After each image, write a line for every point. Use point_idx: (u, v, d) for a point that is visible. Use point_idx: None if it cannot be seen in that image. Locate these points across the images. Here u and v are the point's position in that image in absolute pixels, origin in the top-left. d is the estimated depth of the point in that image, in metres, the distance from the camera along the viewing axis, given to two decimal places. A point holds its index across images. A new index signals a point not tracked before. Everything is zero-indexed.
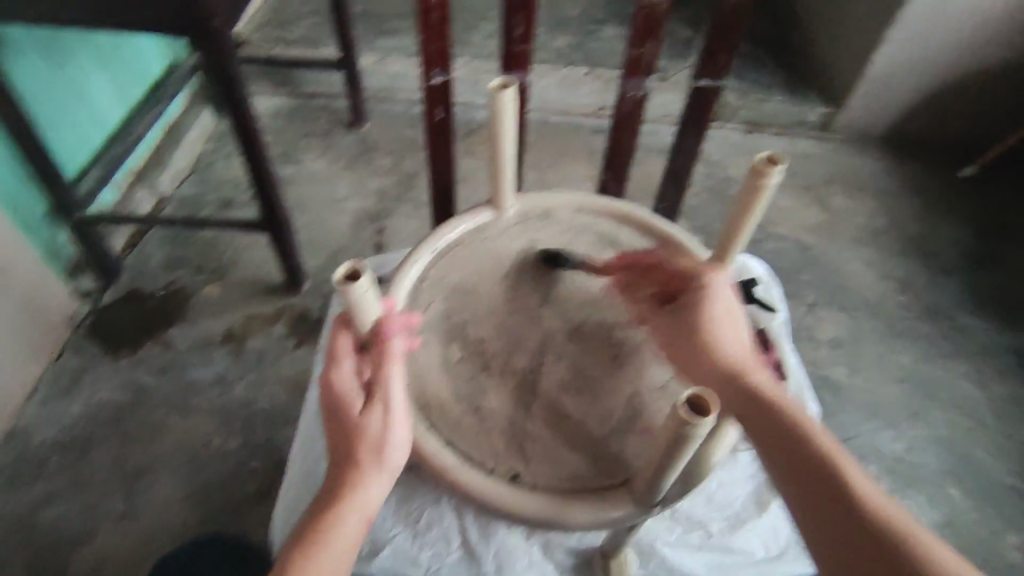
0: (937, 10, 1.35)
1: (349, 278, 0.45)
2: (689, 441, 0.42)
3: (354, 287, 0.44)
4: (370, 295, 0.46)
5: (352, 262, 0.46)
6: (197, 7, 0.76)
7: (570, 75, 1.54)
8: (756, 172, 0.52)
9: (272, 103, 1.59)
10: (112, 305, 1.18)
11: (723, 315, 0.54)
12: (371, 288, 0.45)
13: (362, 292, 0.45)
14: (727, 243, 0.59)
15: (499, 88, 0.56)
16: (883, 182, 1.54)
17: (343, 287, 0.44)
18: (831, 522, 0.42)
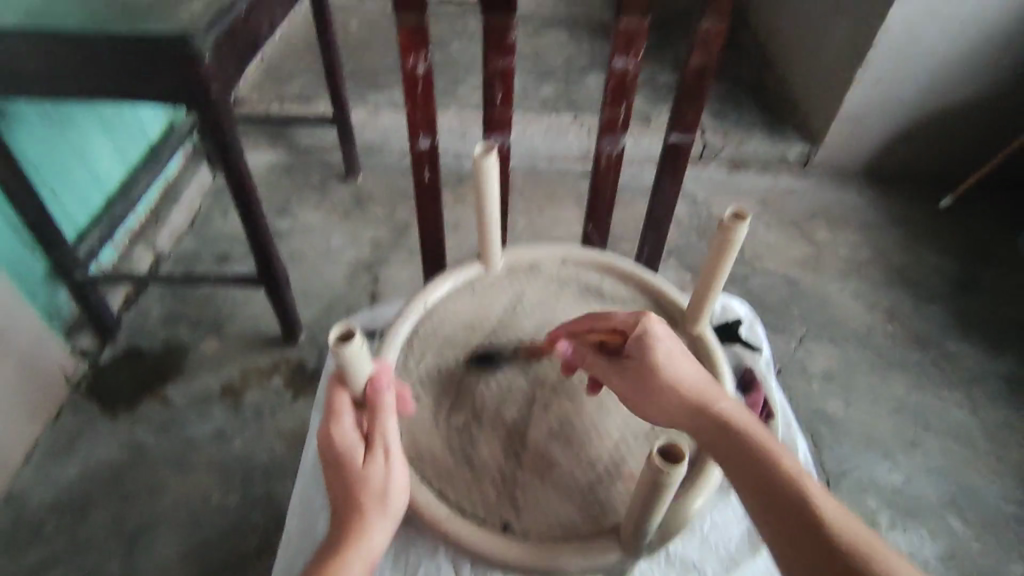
0: (902, 53, 1.42)
1: (342, 340, 0.46)
2: (664, 489, 0.44)
3: (348, 347, 0.45)
4: (362, 354, 0.46)
5: (343, 323, 0.47)
6: (197, 79, 0.81)
7: (556, 122, 1.59)
8: (728, 228, 0.55)
9: (267, 159, 1.64)
10: (110, 363, 1.19)
11: (675, 354, 0.53)
12: (363, 346, 0.46)
13: (355, 353, 0.45)
14: (703, 293, 0.61)
15: (479, 155, 0.57)
16: (863, 215, 1.59)
17: (337, 349, 0.44)
18: (793, 532, 0.43)
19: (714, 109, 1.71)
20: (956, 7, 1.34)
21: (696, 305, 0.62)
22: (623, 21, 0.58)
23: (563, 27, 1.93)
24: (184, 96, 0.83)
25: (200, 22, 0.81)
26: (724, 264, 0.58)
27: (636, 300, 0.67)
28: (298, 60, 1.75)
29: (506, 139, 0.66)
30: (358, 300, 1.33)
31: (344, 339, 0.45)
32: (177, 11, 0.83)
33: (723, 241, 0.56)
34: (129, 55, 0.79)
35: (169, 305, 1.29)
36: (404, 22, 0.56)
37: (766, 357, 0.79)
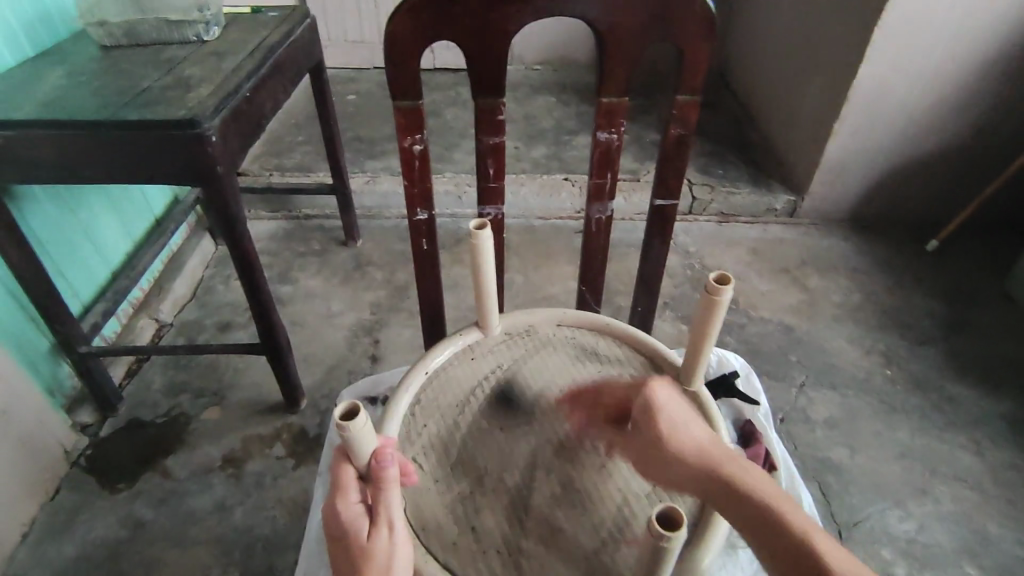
0: (875, 106, 1.49)
1: (348, 416, 0.45)
2: (665, 554, 0.44)
3: (354, 425, 0.44)
4: (368, 431, 0.46)
5: (348, 400, 0.46)
6: (204, 159, 0.85)
7: (549, 182, 1.65)
8: (713, 292, 0.56)
9: (269, 227, 1.69)
10: (111, 436, 1.19)
11: (680, 417, 0.53)
12: (368, 422, 0.45)
13: (360, 430, 0.45)
14: (695, 352, 0.62)
15: (475, 228, 0.60)
16: (852, 261, 1.62)
17: (342, 428, 0.44)
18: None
19: (700, 165, 1.79)
20: (922, 63, 1.42)
21: (690, 364, 0.63)
22: (606, 97, 0.62)
23: (551, 93, 2.03)
24: (190, 175, 0.87)
25: (207, 107, 0.86)
26: (713, 324, 0.59)
27: (631, 359, 0.68)
28: (299, 134, 1.84)
29: (500, 209, 0.69)
30: (358, 362, 1.34)
31: (349, 417, 0.45)
32: (187, 97, 0.88)
33: (710, 301, 0.57)
34: (140, 140, 0.84)
35: (172, 375, 1.30)
36: (401, 105, 0.59)
37: (764, 409, 0.81)
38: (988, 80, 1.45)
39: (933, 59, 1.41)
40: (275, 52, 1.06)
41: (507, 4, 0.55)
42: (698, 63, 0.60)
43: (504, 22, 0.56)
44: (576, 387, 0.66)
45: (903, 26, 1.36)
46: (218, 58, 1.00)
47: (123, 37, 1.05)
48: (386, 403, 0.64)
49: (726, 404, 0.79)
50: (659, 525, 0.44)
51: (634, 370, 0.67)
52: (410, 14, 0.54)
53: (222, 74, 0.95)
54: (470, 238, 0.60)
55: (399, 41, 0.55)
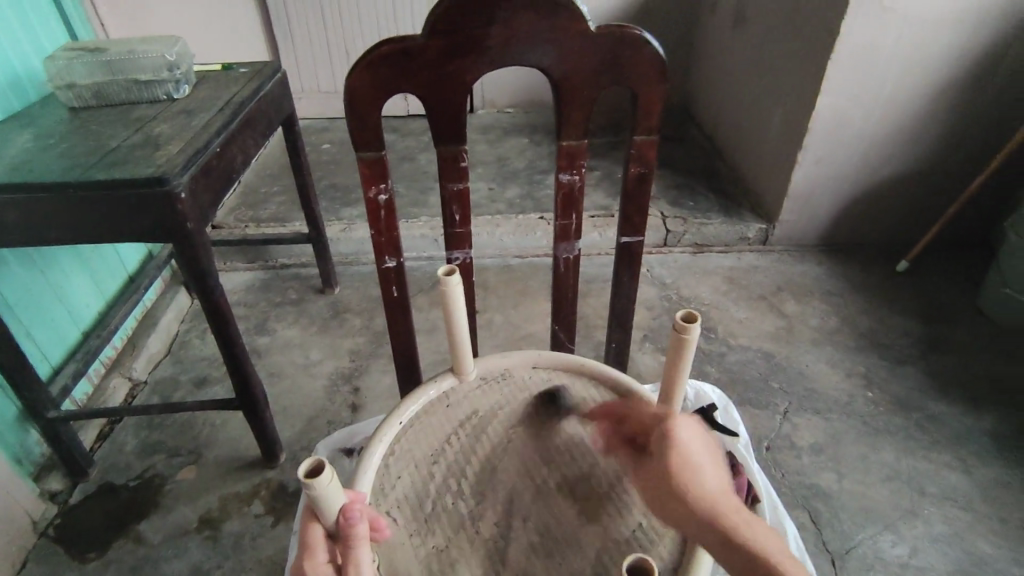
0: (836, 135, 1.55)
1: (313, 474, 0.44)
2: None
3: (318, 484, 0.43)
4: (334, 487, 0.45)
5: (315, 456, 0.46)
6: (174, 216, 0.85)
7: (524, 221, 1.67)
8: (681, 331, 0.56)
9: (245, 278, 1.67)
10: (81, 503, 1.14)
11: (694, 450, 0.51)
12: (333, 479, 0.44)
13: (325, 487, 0.44)
14: (668, 391, 0.62)
15: (443, 275, 0.60)
16: (825, 285, 1.64)
17: (305, 486, 0.43)
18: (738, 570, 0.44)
19: (671, 199, 1.83)
20: (875, 92, 1.48)
21: (664, 402, 0.62)
22: (565, 140, 0.63)
23: (523, 134, 2.07)
24: (160, 232, 0.87)
25: (176, 164, 0.87)
26: (683, 363, 0.59)
27: (608, 401, 0.68)
28: (274, 185, 1.85)
29: (468, 254, 0.69)
30: (337, 412, 1.31)
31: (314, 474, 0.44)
32: (156, 156, 0.89)
33: (679, 340, 0.57)
34: (107, 200, 0.83)
35: (146, 435, 1.27)
36: (364, 157, 0.60)
37: (744, 439, 0.81)
38: (939, 107, 1.51)
39: (885, 89, 1.48)
40: (244, 107, 1.07)
41: (463, 55, 0.56)
42: (651, 105, 0.62)
43: (461, 73, 0.57)
44: (553, 431, 0.65)
45: (854, 58, 1.42)
46: (187, 116, 1.01)
47: (92, 98, 1.06)
48: (359, 457, 0.63)
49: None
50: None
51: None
52: (369, 68, 0.55)
53: (191, 131, 0.96)
54: (439, 285, 0.60)
55: (359, 96, 0.56)
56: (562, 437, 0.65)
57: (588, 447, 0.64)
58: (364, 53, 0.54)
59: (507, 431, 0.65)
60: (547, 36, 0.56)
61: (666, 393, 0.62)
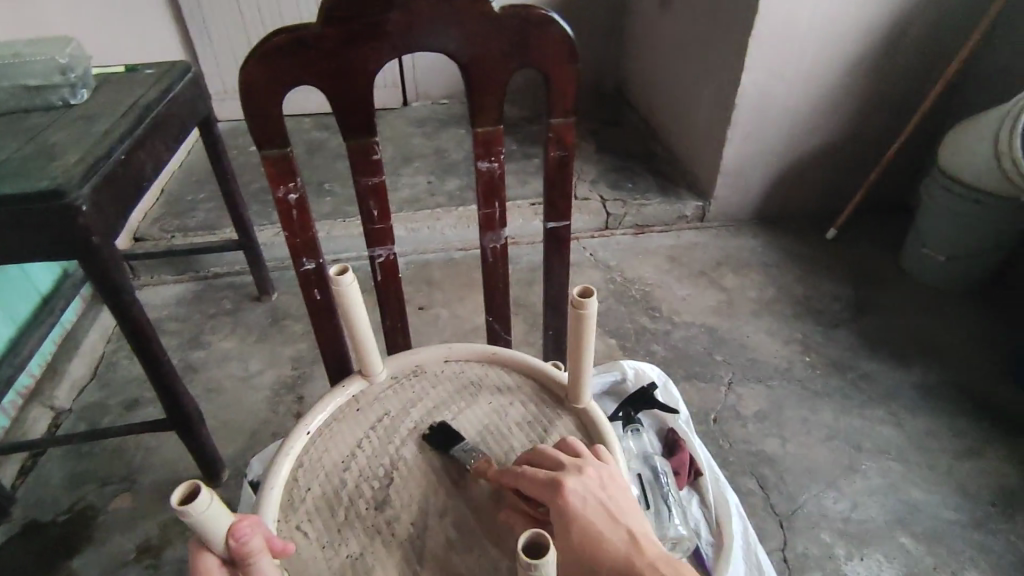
0: (761, 110, 1.58)
1: (188, 500, 0.42)
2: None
3: (196, 508, 0.41)
4: (215, 509, 0.42)
5: (190, 479, 0.43)
6: (75, 231, 0.79)
7: (465, 214, 1.65)
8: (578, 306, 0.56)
9: (175, 291, 1.59)
10: (3, 545, 1.06)
11: (598, 512, 0.49)
12: (213, 500, 0.42)
13: (203, 511, 0.41)
14: (576, 367, 0.61)
15: (336, 274, 0.57)
16: (762, 257, 1.69)
17: (182, 514, 0.40)
18: None
19: (609, 182, 1.84)
20: (796, 67, 1.52)
21: (574, 381, 0.62)
22: (479, 127, 0.62)
23: (460, 125, 2.04)
24: (60, 247, 0.80)
25: (74, 174, 0.81)
26: (587, 341, 0.59)
27: (521, 385, 0.67)
28: (200, 192, 1.76)
29: (391, 249, 0.67)
30: (282, 423, 1.27)
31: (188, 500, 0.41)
32: (52, 167, 0.82)
33: (577, 317, 0.56)
34: None
35: (73, 466, 1.19)
36: (268, 155, 0.57)
37: (685, 415, 0.84)
38: (855, 78, 1.57)
39: (805, 62, 1.52)
40: (152, 110, 1.01)
41: (364, 42, 0.54)
42: (565, 86, 0.61)
43: (363, 62, 0.55)
44: (467, 424, 0.64)
45: (773, 35, 1.45)
46: (87, 122, 0.95)
47: None
48: (263, 474, 0.60)
49: (651, 415, 0.83)
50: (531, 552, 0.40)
51: (525, 397, 0.66)
52: (262, 60, 0.52)
53: (91, 138, 0.90)
54: (333, 283, 0.57)
55: (256, 89, 0.53)
56: (476, 430, 0.63)
57: (502, 434, 0.63)
58: (256, 45, 0.51)
59: (421, 427, 0.64)
60: (450, 19, 0.54)
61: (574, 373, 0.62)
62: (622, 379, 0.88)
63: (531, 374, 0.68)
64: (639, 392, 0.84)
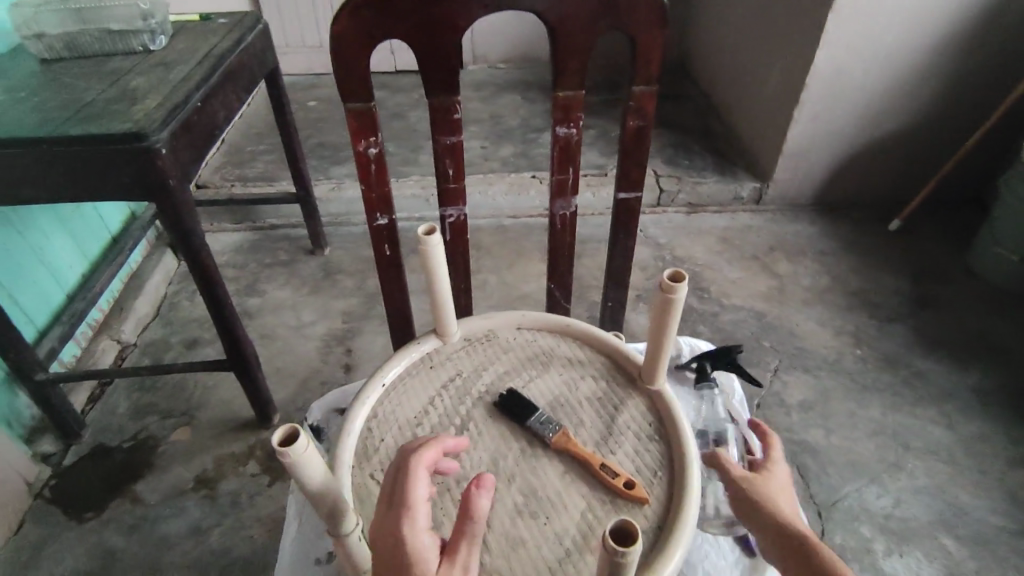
0: (835, 89, 1.51)
1: (287, 442, 0.44)
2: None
3: (293, 450, 0.43)
4: (311, 453, 0.44)
5: (288, 423, 0.45)
6: (154, 173, 0.82)
7: (517, 181, 1.64)
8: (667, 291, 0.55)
9: (234, 240, 1.64)
10: (75, 464, 1.15)
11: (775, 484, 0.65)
12: (311, 444, 0.44)
13: (301, 453, 0.43)
14: (655, 348, 0.61)
15: (423, 234, 0.57)
16: (820, 244, 1.64)
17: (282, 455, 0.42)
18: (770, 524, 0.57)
19: (665, 157, 1.80)
20: (875, 46, 1.44)
21: (650, 360, 0.62)
22: (561, 91, 0.61)
23: (516, 91, 2.02)
24: (139, 189, 0.84)
25: (156, 119, 0.83)
26: (671, 322, 0.58)
27: (593, 360, 0.67)
28: (260, 144, 1.80)
29: (462, 210, 0.68)
30: (331, 372, 1.31)
31: (288, 441, 0.44)
32: (133, 110, 0.85)
33: (665, 299, 0.56)
34: (83, 155, 0.80)
35: (137, 397, 1.26)
36: (352, 108, 0.58)
37: (738, 396, 0.83)
38: (939, 61, 1.48)
39: (885, 41, 1.44)
40: (226, 59, 1.02)
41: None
42: (652, 53, 0.60)
43: (453, 17, 0.55)
44: (538, 392, 0.64)
45: (855, 12, 1.38)
46: (165, 68, 0.97)
47: (63, 50, 1.00)
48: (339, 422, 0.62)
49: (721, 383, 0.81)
50: (615, 541, 0.37)
51: (596, 371, 0.66)
52: (354, 13, 0.52)
53: (169, 84, 0.92)
54: (420, 244, 0.58)
55: (346, 42, 0.54)
56: (548, 399, 0.63)
57: (574, 405, 0.63)
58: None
59: (491, 390, 0.64)
60: None
61: (652, 353, 0.61)
62: (678, 355, 0.87)
63: (604, 348, 0.68)
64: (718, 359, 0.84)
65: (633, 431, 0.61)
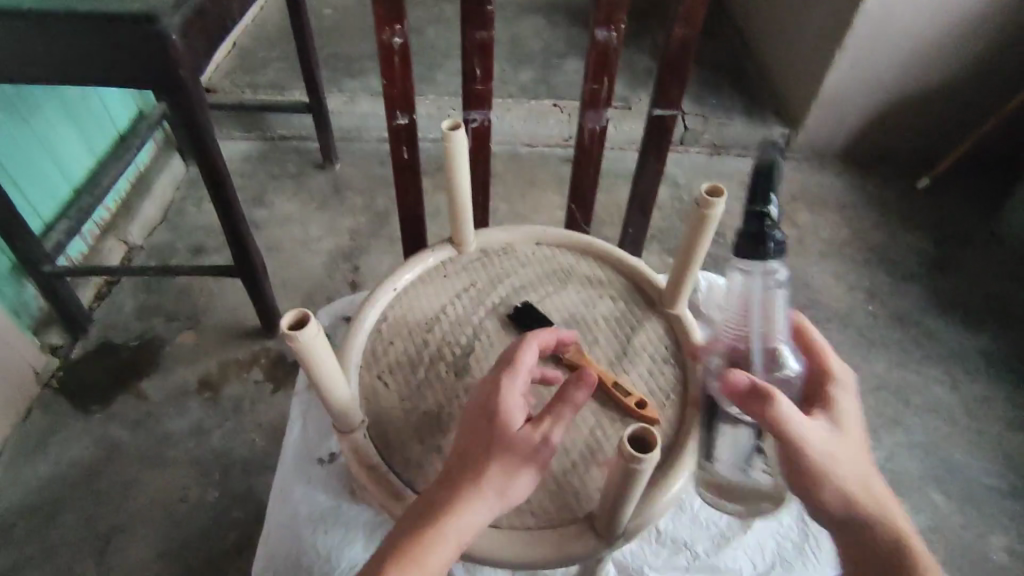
0: (883, 31, 1.42)
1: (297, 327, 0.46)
2: (638, 476, 0.43)
3: (304, 334, 0.45)
4: (319, 341, 0.47)
5: (296, 307, 0.47)
6: (162, 59, 0.78)
7: (536, 108, 1.57)
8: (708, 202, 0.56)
9: (241, 148, 1.60)
10: (81, 358, 1.16)
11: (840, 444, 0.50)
12: (319, 332, 0.46)
13: (312, 340, 0.45)
14: (681, 268, 0.61)
15: (447, 130, 0.56)
16: (843, 197, 1.59)
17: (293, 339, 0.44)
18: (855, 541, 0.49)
19: (692, 94, 1.71)
20: None
21: (673, 281, 0.62)
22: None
23: (542, 13, 1.91)
24: (148, 75, 0.80)
25: (166, 0, 0.78)
26: (700, 243, 0.59)
27: (612, 281, 0.66)
28: (271, 49, 1.72)
29: (487, 115, 0.66)
30: (337, 290, 1.31)
31: (298, 325, 0.45)
32: None
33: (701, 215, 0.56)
34: (87, 34, 0.76)
35: (143, 299, 1.25)
36: None
37: None
38: (997, 8, 1.39)
39: None
40: None
41: None
42: None
43: None
44: (553, 309, 0.63)
45: None
46: None
47: None
48: (350, 322, 0.61)
49: (750, 277, 0.51)
50: (634, 444, 0.44)
51: (615, 292, 0.65)
52: None
53: None
54: (443, 139, 0.57)
55: None
56: (563, 318, 0.63)
57: (588, 325, 0.63)
58: None
59: (505, 303, 0.63)
60: None
61: (677, 278, 0.61)
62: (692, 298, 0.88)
63: (624, 270, 0.67)
64: (746, 240, 0.49)
65: (647, 354, 0.61)
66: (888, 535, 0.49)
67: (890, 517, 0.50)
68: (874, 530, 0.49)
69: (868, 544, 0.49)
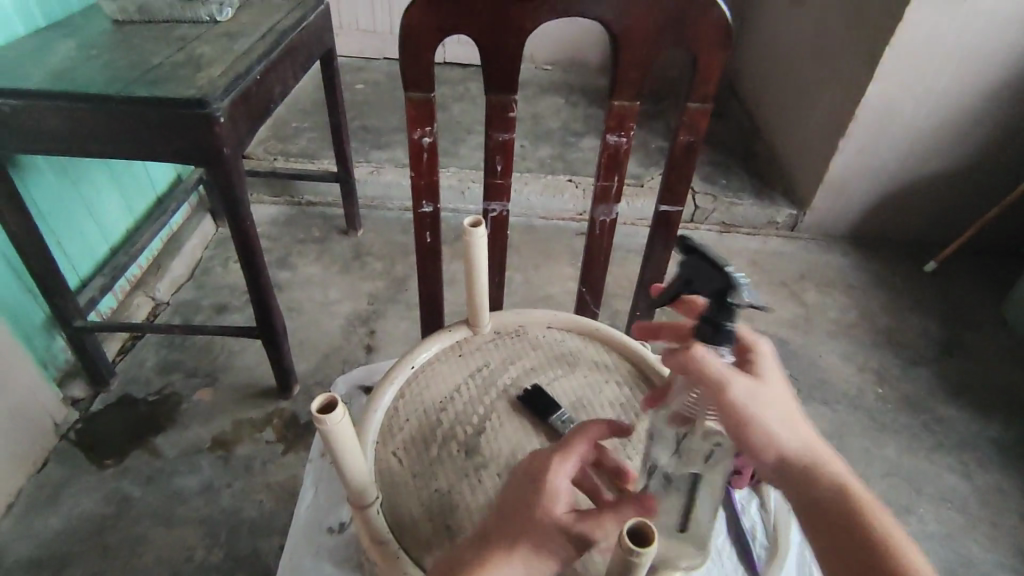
0: (883, 123, 1.49)
1: (325, 410, 0.48)
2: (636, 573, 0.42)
3: (331, 419, 0.46)
4: (344, 425, 0.48)
5: (326, 393, 0.49)
6: (209, 139, 0.85)
7: (552, 183, 1.65)
8: None
9: (270, 212, 1.68)
10: (100, 411, 1.19)
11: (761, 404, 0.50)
12: (345, 418, 0.47)
13: (336, 424, 0.47)
14: None
15: (469, 225, 0.60)
16: (851, 278, 1.62)
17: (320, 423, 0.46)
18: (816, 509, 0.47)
19: (703, 174, 1.78)
20: (929, 84, 1.43)
21: None
22: (616, 100, 0.65)
23: (560, 94, 2.02)
24: (194, 153, 0.87)
25: (217, 87, 0.86)
26: None
27: (619, 366, 0.69)
28: (305, 120, 1.83)
29: (505, 206, 0.71)
30: (352, 351, 1.34)
31: (325, 410, 0.47)
32: (197, 77, 0.88)
33: None
34: (145, 116, 0.84)
35: (167, 353, 1.30)
36: (412, 96, 0.61)
37: None
38: (992, 104, 1.46)
39: (941, 80, 1.42)
40: (285, 35, 1.04)
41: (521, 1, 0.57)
42: (710, 70, 0.63)
43: (520, 19, 0.58)
44: (562, 391, 0.66)
45: (912, 47, 1.36)
46: (229, 40, 1.00)
47: (134, 11, 1.03)
48: (368, 398, 0.64)
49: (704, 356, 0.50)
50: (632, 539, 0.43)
51: (622, 376, 0.68)
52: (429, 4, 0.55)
53: (232, 55, 0.95)
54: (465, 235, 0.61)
55: (415, 33, 0.57)
56: (573, 400, 0.65)
57: (595, 409, 0.65)
58: None
59: (516, 384, 0.66)
60: None
61: None
62: None
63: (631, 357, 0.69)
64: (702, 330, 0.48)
65: None
66: (830, 485, 0.48)
67: (827, 467, 0.49)
68: (819, 486, 0.48)
69: (808, 489, 0.48)
